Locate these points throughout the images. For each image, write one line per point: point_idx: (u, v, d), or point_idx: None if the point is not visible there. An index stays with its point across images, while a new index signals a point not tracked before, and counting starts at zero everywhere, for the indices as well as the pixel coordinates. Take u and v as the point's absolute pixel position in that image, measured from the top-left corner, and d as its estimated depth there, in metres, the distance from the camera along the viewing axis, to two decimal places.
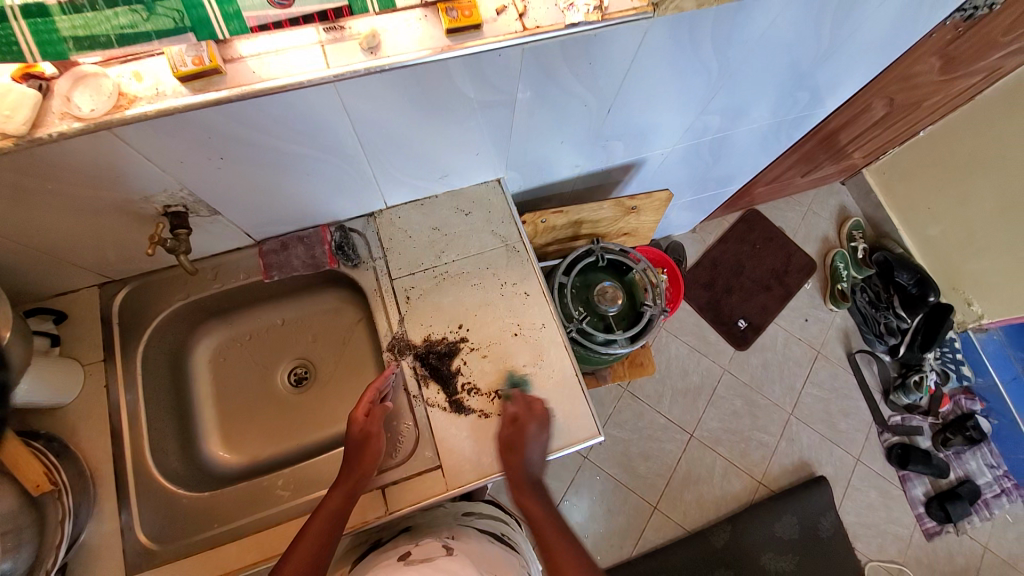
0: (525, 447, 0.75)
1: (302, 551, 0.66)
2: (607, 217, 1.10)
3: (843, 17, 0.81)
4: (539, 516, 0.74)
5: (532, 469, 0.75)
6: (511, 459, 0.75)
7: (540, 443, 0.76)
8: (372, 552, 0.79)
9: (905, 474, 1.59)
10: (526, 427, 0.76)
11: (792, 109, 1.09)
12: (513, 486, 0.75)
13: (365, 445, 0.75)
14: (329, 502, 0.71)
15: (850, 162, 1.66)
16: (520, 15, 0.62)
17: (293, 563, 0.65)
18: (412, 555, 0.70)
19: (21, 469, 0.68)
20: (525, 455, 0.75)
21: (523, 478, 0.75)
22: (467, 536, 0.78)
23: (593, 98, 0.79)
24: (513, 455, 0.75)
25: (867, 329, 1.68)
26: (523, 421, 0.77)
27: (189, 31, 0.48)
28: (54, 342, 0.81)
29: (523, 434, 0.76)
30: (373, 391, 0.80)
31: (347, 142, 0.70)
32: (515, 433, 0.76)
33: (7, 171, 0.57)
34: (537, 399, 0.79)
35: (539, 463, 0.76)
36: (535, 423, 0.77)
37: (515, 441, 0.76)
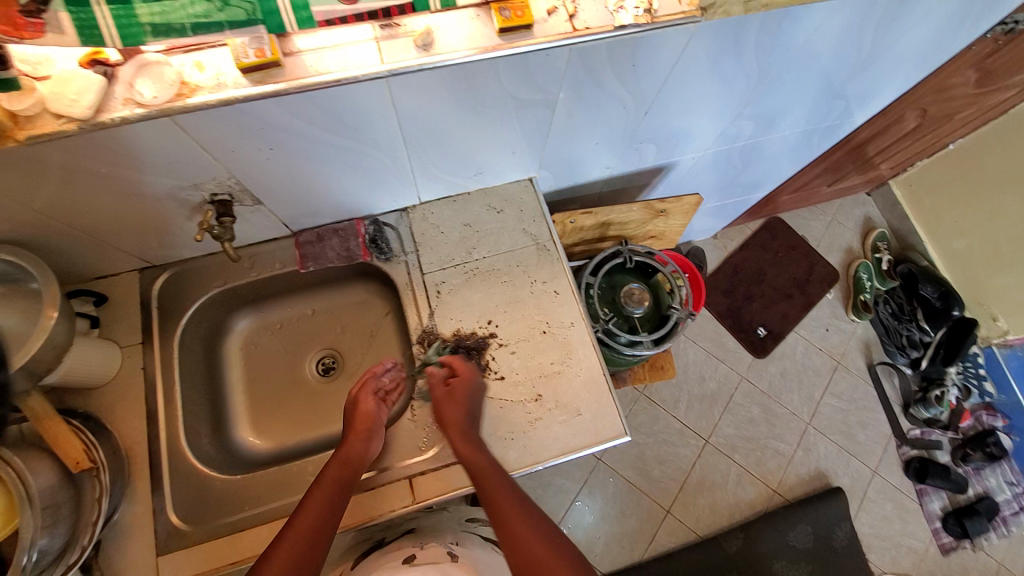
0: (465, 401, 0.77)
1: (306, 518, 0.68)
2: (635, 219, 1.10)
3: (885, 29, 0.81)
4: (484, 470, 0.72)
5: (473, 421, 0.76)
6: (452, 412, 0.77)
7: (479, 400, 0.79)
8: (375, 552, 0.81)
9: (922, 488, 1.57)
10: (468, 381, 0.79)
11: (825, 118, 1.08)
12: (455, 437, 0.75)
13: (355, 416, 0.80)
14: (330, 471, 0.73)
15: (877, 173, 1.64)
16: (571, 16, 0.63)
17: (297, 532, 0.67)
18: (418, 557, 0.73)
19: (61, 445, 0.70)
20: (464, 406, 0.77)
21: (466, 430, 0.75)
22: (470, 543, 0.81)
23: (632, 100, 0.79)
24: (453, 405, 0.77)
25: (889, 341, 1.67)
26: (463, 377, 0.80)
27: (259, 23, 0.50)
28: (94, 325, 0.83)
29: (464, 387, 0.79)
30: (369, 373, 0.86)
31: (391, 137, 0.71)
32: (456, 387, 0.79)
33: (66, 152, 0.59)
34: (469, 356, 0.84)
35: (478, 413, 0.78)
36: (473, 378, 0.80)
37: (456, 393, 0.78)
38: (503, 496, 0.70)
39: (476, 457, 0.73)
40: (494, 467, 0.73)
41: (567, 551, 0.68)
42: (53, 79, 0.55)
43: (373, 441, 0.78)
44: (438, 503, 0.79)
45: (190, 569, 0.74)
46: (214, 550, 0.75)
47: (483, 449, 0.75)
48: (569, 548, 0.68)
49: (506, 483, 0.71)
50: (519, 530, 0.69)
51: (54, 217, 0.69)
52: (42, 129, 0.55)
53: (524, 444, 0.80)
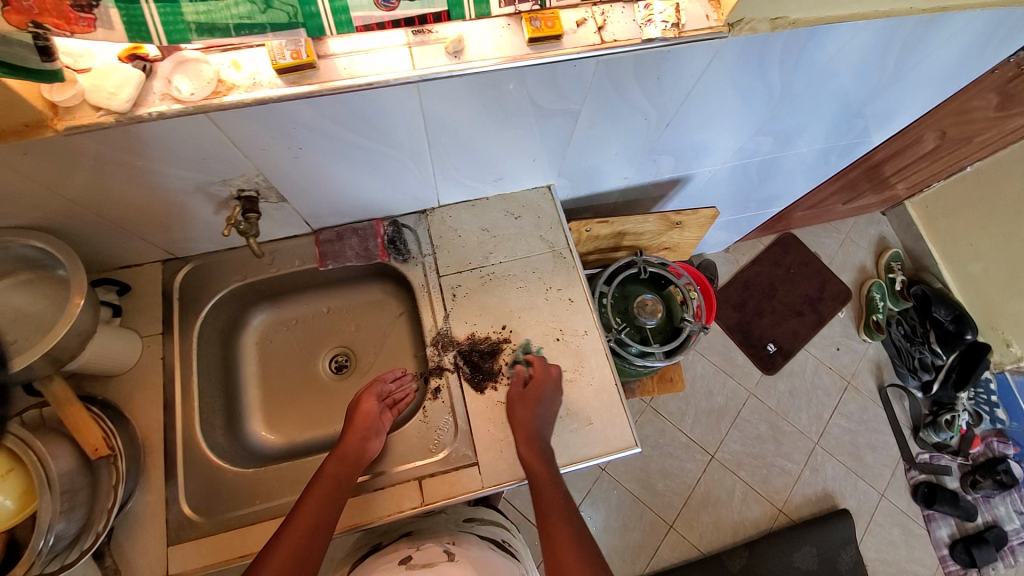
0: (538, 404, 0.78)
1: (305, 515, 0.69)
2: (651, 231, 1.11)
3: (910, 50, 0.81)
4: (543, 478, 0.73)
5: (541, 429, 0.77)
6: (523, 414, 0.77)
7: (552, 407, 0.78)
8: (373, 554, 0.81)
9: (930, 514, 1.54)
10: (541, 385, 0.79)
11: (844, 137, 1.08)
12: (520, 441, 0.76)
13: (353, 418, 0.81)
14: (328, 469, 0.74)
15: (892, 193, 1.64)
16: (599, 28, 0.64)
17: (296, 528, 0.67)
18: (414, 559, 0.73)
19: (81, 431, 0.71)
20: (536, 412, 0.77)
21: (526, 426, 0.77)
22: (467, 542, 0.80)
23: (655, 113, 0.80)
24: (525, 409, 0.78)
25: (900, 363, 1.65)
26: (538, 379, 0.80)
27: (300, 26, 0.52)
28: (116, 313, 0.84)
29: (538, 392, 0.79)
30: (372, 388, 0.85)
31: (416, 141, 0.72)
32: (531, 390, 0.79)
33: (103, 145, 0.60)
34: (554, 364, 0.82)
35: (546, 422, 0.77)
36: (550, 385, 0.80)
37: (529, 395, 0.79)
38: (552, 498, 0.72)
39: (537, 464, 0.74)
40: (547, 465, 0.74)
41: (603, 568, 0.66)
42: (93, 72, 0.56)
43: (370, 441, 0.79)
44: (445, 505, 0.79)
45: (200, 560, 0.75)
46: (224, 542, 0.76)
47: (542, 446, 0.76)
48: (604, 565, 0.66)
49: (557, 483, 0.72)
50: (558, 530, 0.69)
51: (86, 207, 0.71)
52: (81, 120, 0.57)
53: None
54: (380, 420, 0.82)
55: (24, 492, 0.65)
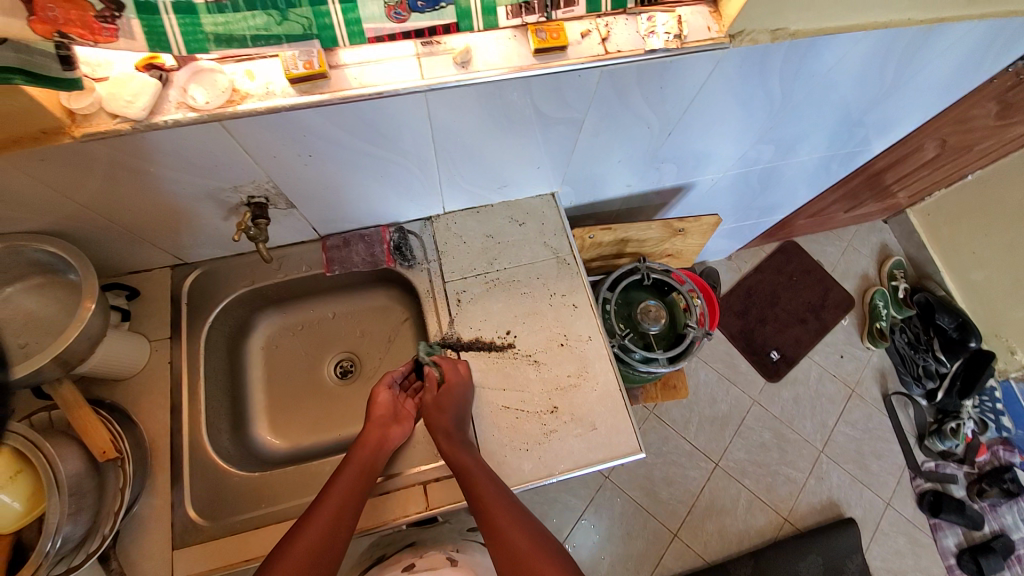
0: (450, 406, 0.78)
1: (334, 496, 0.71)
2: (653, 237, 1.12)
3: (908, 61, 0.82)
4: (473, 467, 0.73)
5: (461, 425, 0.78)
6: (438, 421, 0.78)
7: (466, 404, 0.80)
8: (377, 565, 0.81)
9: (936, 523, 1.53)
10: (454, 389, 0.80)
11: (844, 145, 1.09)
12: (442, 441, 0.77)
13: (374, 408, 0.83)
14: (356, 455, 0.76)
15: (894, 201, 1.65)
16: (603, 40, 0.66)
17: (326, 508, 0.69)
18: (417, 566, 0.74)
19: (89, 433, 0.71)
20: (448, 417, 0.78)
21: (451, 434, 0.77)
22: (470, 550, 0.80)
23: (657, 122, 0.81)
24: (441, 413, 0.78)
25: (904, 370, 1.65)
26: (451, 383, 0.80)
27: (314, 37, 0.54)
28: (125, 317, 0.86)
29: (449, 396, 0.79)
30: (383, 380, 0.86)
31: (424, 149, 0.74)
32: (442, 395, 0.80)
33: (119, 151, 0.62)
34: (461, 361, 0.83)
35: (463, 418, 0.79)
36: (460, 385, 0.81)
37: (441, 401, 0.79)
38: (486, 485, 0.72)
39: (460, 453, 0.75)
40: (482, 468, 0.74)
41: (552, 545, 0.70)
42: (111, 81, 0.58)
43: (391, 429, 0.80)
44: (450, 511, 0.79)
45: (205, 564, 0.75)
46: (228, 547, 0.76)
47: (473, 452, 0.76)
48: (553, 543, 0.71)
49: (485, 471, 0.74)
50: (508, 530, 0.69)
51: (99, 212, 0.72)
52: (97, 128, 0.58)
53: (539, 454, 0.81)
54: (400, 411, 0.84)
55: (33, 493, 0.65)
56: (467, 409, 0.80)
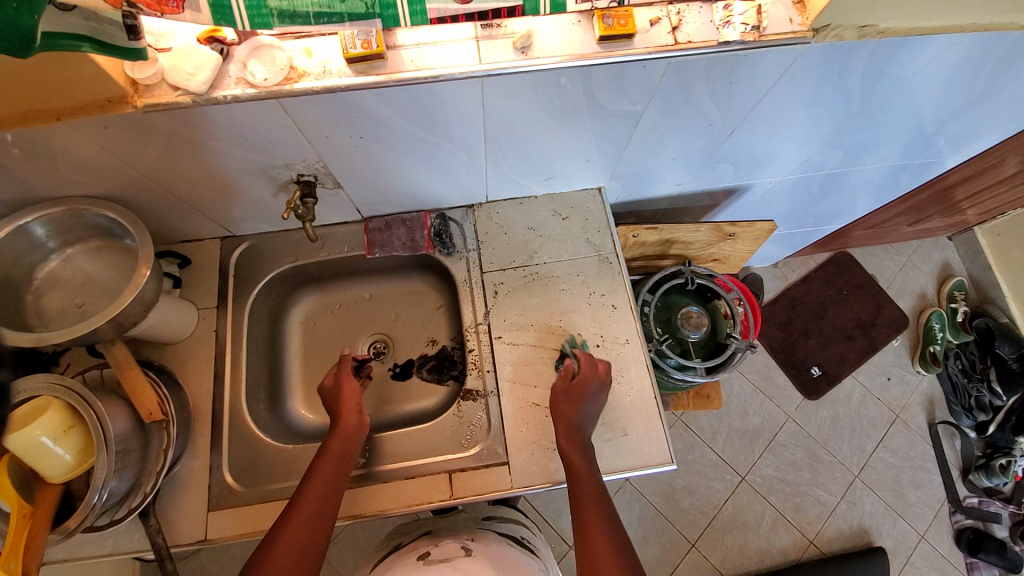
0: (583, 401, 0.75)
1: (315, 487, 0.70)
2: (700, 240, 1.07)
3: (1006, 68, 0.74)
4: (583, 472, 0.71)
5: (583, 424, 0.75)
6: (566, 409, 0.75)
7: (597, 401, 0.77)
8: (394, 551, 0.82)
9: (973, 562, 1.44)
10: (587, 382, 0.76)
11: (919, 155, 1.00)
12: (561, 435, 0.74)
13: (340, 396, 0.81)
14: (331, 446, 0.74)
15: (962, 218, 1.53)
16: (674, 28, 0.62)
17: (306, 504, 0.68)
18: (432, 555, 0.74)
19: (138, 395, 0.73)
20: (580, 409, 0.75)
21: (574, 431, 0.74)
22: (486, 540, 0.80)
23: (720, 118, 0.76)
24: (568, 405, 0.76)
25: (955, 400, 1.55)
26: (585, 377, 0.77)
27: (375, 17, 0.53)
28: (176, 285, 0.89)
29: (583, 388, 0.76)
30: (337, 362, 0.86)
31: (472, 136, 0.72)
32: (575, 385, 0.76)
33: (179, 124, 0.62)
34: (602, 360, 0.79)
35: (590, 417, 0.76)
36: (597, 381, 0.77)
37: (574, 390, 0.76)
38: (589, 490, 0.69)
39: (575, 454, 0.72)
40: (593, 484, 0.70)
41: None
42: (174, 52, 0.59)
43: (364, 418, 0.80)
44: (472, 502, 0.79)
45: (237, 529, 0.77)
46: (259, 514, 0.78)
47: (590, 457, 0.72)
48: None
49: (595, 481, 0.70)
50: (598, 548, 0.65)
51: (154, 180, 0.73)
52: (159, 99, 0.59)
53: None
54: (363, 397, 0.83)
55: (83, 448, 0.67)
56: (596, 406, 0.77)
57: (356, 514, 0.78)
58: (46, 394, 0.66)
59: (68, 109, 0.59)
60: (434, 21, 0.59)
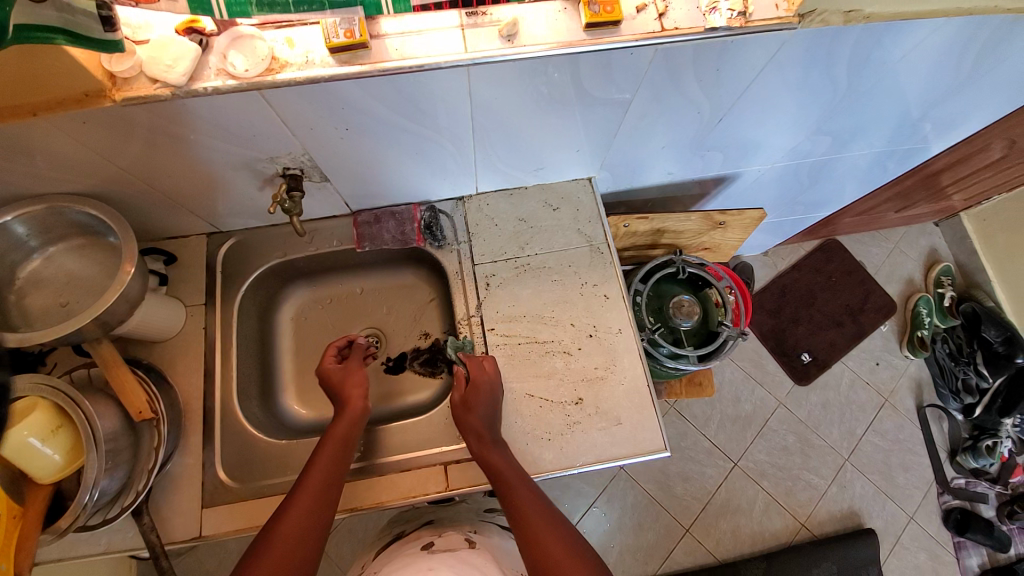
0: (480, 406, 0.76)
1: (316, 474, 0.70)
2: (691, 229, 1.07)
3: (990, 52, 0.75)
4: (505, 469, 0.72)
5: (492, 425, 0.76)
6: (466, 419, 0.76)
7: (495, 401, 0.78)
8: (396, 542, 0.82)
9: (960, 541, 1.47)
10: (482, 386, 0.78)
11: (906, 141, 1.01)
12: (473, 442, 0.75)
13: (345, 379, 0.82)
14: (335, 431, 0.75)
15: (948, 203, 1.55)
16: (660, 15, 0.62)
17: (309, 488, 0.68)
18: (436, 545, 0.74)
19: (126, 394, 0.72)
20: (477, 414, 0.76)
21: (483, 434, 0.75)
22: (489, 532, 0.80)
23: (708, 105, 0.76)
24: (468, 412, 0.76)
25: (942, 384, 1.57)
26: (478, 381, 0.78)
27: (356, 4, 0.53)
28: (162, 282, 0.87)
29: (477, 394, 0.77)
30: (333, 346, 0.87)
31: (460, 126, 0.71)
32: (470, 393, 0.77)
33: (159, 117, 0.61)
34: (487, 357, 0.81)
35: (494, 418, 0.77)
36: (489, 382, 0.79)
37: (470, 398, 0.77)
38: (516, 483, 0.71)
39: (492, 453, 0.73)
40: (517, 473, 0.72)
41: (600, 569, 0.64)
42: (151, 44, 0.57)
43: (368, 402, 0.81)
44: (469, 493, 0.79)
45: (232, 525, 0.77)
46: (254, 509, 0.78)
47: (506, 452, 0.74)
48: (595, 557, 0.65)
49: (521, 474, 0.72)
50: (541, 534, 0.66)
51: (137, 175, 0.72)
52: (138, 92, 0.58)
53: (562, 445, 0.79)
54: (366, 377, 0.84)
55: (72, 448, 0.66)
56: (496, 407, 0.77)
57: (355, 507, 0.78)
58: (32, 394, 0.65)
59: (44, 103, 0.58)
60: (417, 9, 0.58)
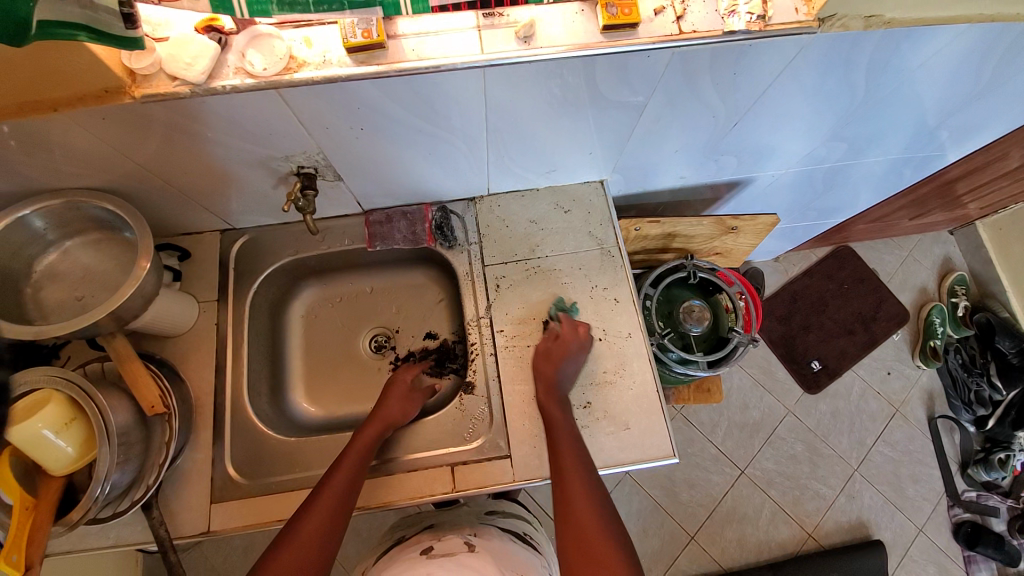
0: (562, 361, 0.79)
1: (338, 479, 0.71)
2: (703, 234, 1.06)
3: (1015, 57, 0.73)
4: (560, 424, 0.75)
5: (563, 382, 0.79)
6: (546, 369, 0.79)
7: (576, 363, 0.80)
8: (396, 545, 0.82)
9: (971, 556, 1.45)
10: (567, 344, 0.80)
11: (923, 148, 1.00)
12: (542, 392, 0.79)
13: (387, 392, 0.85)
14: (362, 437, 0.77)
15: (963, 212, 1.52)
16: (678, 18, 0.62)
17: (327, 496, 0.69)
18: (435, 549, 0.74)
19: (139, 388, 0.73)
20: (560, 368, 0.79)
21: (552, 387, 0.78)
22: (489, 534, 0.80)
23: (723, 109, 0.75)
24: (548, 365, 0.79)
25: (954, 395, 1.55)
26: (566, 338, 0.80)
27: (377, 5, 0.53)
28: (176, 278, 0.88)
29: (563, 350, 0.79)
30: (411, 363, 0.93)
31: (474, 128, 0.71)
32: (555, 347, 0.80)
33: (176, 114, 0.62)
34: (582, 324, 0.82)
35: (569, 377, 0.79)
36: (578, 343, 0.80)
37: (553, 352, 0.80)
38: (565, 439, 0.73)
39: (553, 406, 0.77)
40: (569, 432, 0.74)
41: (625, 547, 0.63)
42: (172, 42, 0.58)
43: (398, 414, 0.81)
44: (474, 495, 0.79)
45: (239, 521, 0.77)
46: (262, 506, 0.78)
47: (566, 411, 0.77)
48: (619, 529, 0.65)
49: (572, 433, 0.74)
50: (575, 494, 0.67)
51: (153, 171, 0.73)
52: (158, 89, 0.58)
53: None
54: (418, 395, 0.86)
55: (85, 441, 0.67)
56: (573, 368, 0.80)
57: (362, 506, 0.78)
58: (47, 386, 0.66)
59: (65, 99, 0.59)
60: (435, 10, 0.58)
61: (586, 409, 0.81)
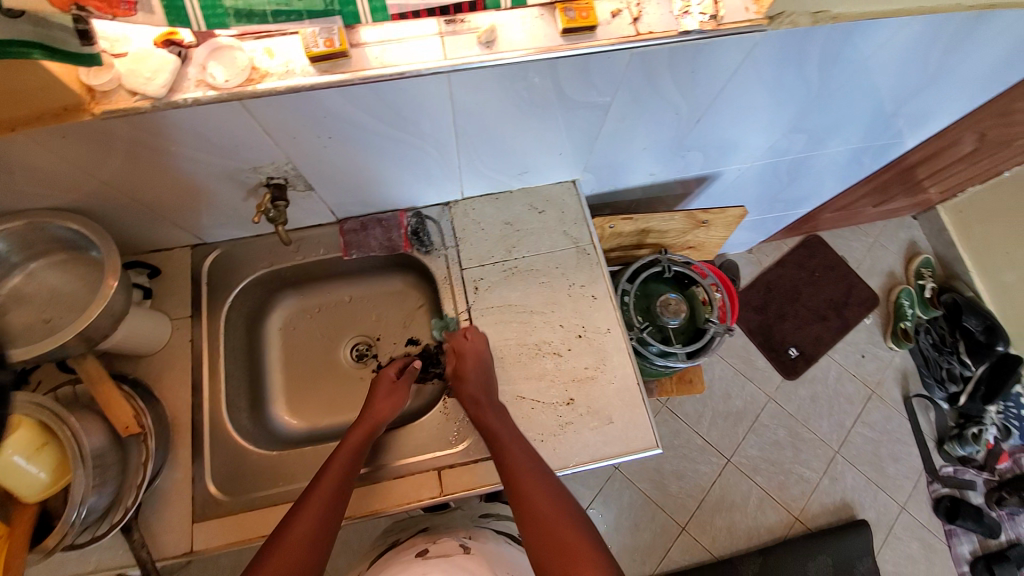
0: (472, 373, 0.79)
1: (326, 481, 0.71)
2: (675, 229, 1.09)
3: (958, 45, 0.77)
4: (501, 433, 0.74)
5: (488, 390, 0.79)
6: (461, 386, 0.79)
7: (485, 367, 0.80)
8: (390, 550, 0.82)
9: (951, 529, 1.50)
10: (472, 355, 0.81)
11: (880, 136, 1.04)
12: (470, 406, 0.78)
13: (375, 393, 0.85)
14: (349, 440, 0.77)
15: (924, 196, 1.58)
16: (635, 20, 0.63)
17: (316, 498, 0.69)
18: (430, 551, 0.74)
19: (112, 409, 0.72)
20: (471, 381, 0.79)
21: (481, 399, 0.78)
22: (483, 537, 0.80)
23: (686, 106, 0.77)
24: (462, 380, 0.79)
25: (927, 373, 1.61)
26: (465, 351, 0.81)
27: (335, 14, 0.53)
28: (147, 295, 0.87)
29: (472, 363, 0.80)
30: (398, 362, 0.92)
31: (442, 132, 0.72)
32: (461, 363, 0.80)
33: (138, 130, 0.61)
34: (468, 326, 0.85)
35: (488, 383, 0.80)
36: (478, 351, 0.81)
37: (459, 369, 0.80)
38: (513, 448, 0.73)
39: (489, 415, 0.76)
40: (514, 439, 0.74)
41: (590, 531, 0.67)
42: (131, 56, 0.58)
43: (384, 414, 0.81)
44: (463, 497, 0.80)
45: (223, 539, 0.76)
46: (246, 522, 0.77)
47: (503, 417, 0.76)
48: (582, 516, 0.69)
49: (517, 439, 0.74)
50: (535, 497, 0.69)
51: (118, 188, 0.72)
52: (118, 104, 0.58)
53: (555, 446, 0.80)
54: (403, 390, 0.87)
55: (59, 465, 0.65)
56: (492, 374, 0.81)
57: (350, 515, 0.78)
58: (16, 412, 0.65)
59: (22, 119, 0.58)
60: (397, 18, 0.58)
61: (568, 406, 0.82)
